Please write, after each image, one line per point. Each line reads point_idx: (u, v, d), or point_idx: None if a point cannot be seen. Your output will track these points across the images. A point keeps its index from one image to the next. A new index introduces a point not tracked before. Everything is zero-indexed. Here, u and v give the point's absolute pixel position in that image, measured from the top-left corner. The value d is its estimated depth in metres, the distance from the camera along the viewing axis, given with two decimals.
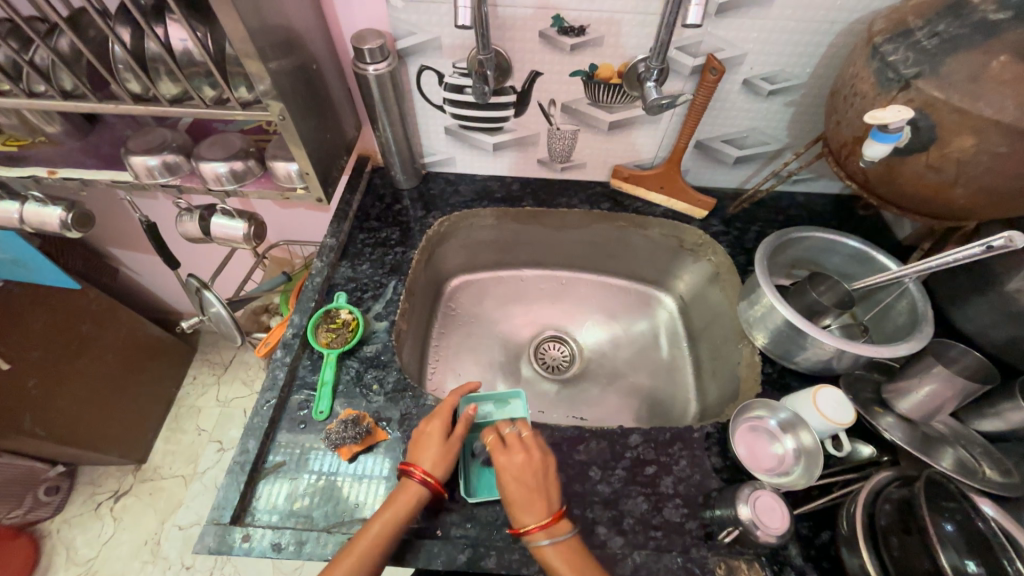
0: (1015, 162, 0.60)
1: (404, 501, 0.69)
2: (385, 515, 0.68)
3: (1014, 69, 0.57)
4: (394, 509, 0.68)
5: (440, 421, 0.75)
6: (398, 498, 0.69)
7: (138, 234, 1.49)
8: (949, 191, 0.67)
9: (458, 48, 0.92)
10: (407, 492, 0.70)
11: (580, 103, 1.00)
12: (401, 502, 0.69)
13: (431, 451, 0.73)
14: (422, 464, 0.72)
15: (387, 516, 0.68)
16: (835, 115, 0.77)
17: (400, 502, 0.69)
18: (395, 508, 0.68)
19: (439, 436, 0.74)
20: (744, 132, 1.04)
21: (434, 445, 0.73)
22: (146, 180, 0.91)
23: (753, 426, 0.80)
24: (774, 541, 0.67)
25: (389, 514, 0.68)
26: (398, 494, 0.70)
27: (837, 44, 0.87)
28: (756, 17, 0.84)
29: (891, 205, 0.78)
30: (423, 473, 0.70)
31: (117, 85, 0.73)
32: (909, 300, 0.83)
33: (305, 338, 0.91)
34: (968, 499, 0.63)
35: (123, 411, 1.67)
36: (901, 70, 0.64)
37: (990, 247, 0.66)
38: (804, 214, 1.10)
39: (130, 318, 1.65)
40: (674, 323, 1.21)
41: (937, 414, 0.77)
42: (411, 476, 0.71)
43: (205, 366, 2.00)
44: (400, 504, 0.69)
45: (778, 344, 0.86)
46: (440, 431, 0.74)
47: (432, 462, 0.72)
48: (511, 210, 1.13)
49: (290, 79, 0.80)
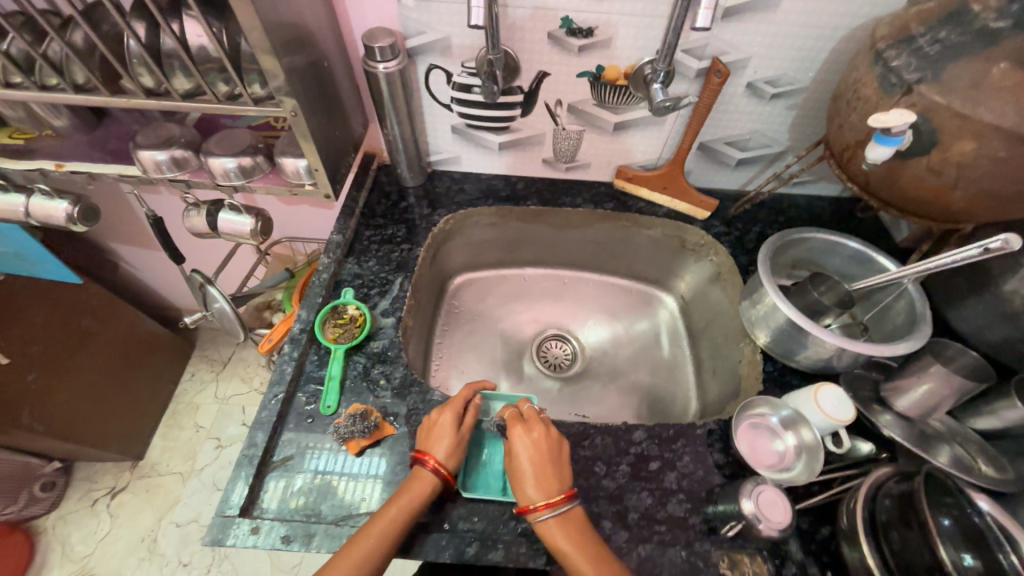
0: (1013, 166, 0.62)
1: (417, 488, 0.70)
2: (399, 501, 0.69)
3: (1013, 76, 0.59)
4: (408, 495, 0.70)
5: (452, 413, 0.76)
6: (411, 486, 0.70)
7: (140, 228, 1.48)
8: (948, 194, 0.69)
9: (467, 48, 0.93)
10: (419, 480, 0.71)
11: (586, 103, 1.02)
12: (415, 490, 0.70)
13: (443, 440, 0.74)
14: (433, 454, 0.73)
15: (401, 502, 0.69)
16: (837, 119, 0.79)
17: (413, 489, 0.70)
18: (408, 494, 0.70)
19: (450, 427, 0.75)
20: (746, 135, 1.05)
21: (445, 435, 0.75)
22: (154, 174, 0.91)
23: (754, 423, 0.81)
24: (776, 534, 0.68)
25: (403, 501, 0.69)
26: (411, 482, 0.71)
27: (839, 50, 0.89)
28: (761, 21, 0.86)
29: (892, 208, 0.80)
30: (437, 462, 0.72)
31: (130, 80, 0.74)
32: (907, 300, 0.85)
33: (312, 333, 0.91)
34: (965, 495, 0.65)
35: (122, 406, 1.66)
36: (903, 75, 0.66)
37: (987, 249, 0.67)
38: (804, 216, 1.12)
39: (130, 314, 1.65)
40: (675, 323, 1.22)
41: (933, 413, 0.79)
42: (423, 465, 0.72)
43: (203, 362, 1.99)
44: (413, 491, 0.70)
45: (780, 343, 0.87)
46: (451, 422, 0.76)
47: (444, 451, 0.73)
48: (516, 209, 1.14)
49: (302, 76, 0.80)
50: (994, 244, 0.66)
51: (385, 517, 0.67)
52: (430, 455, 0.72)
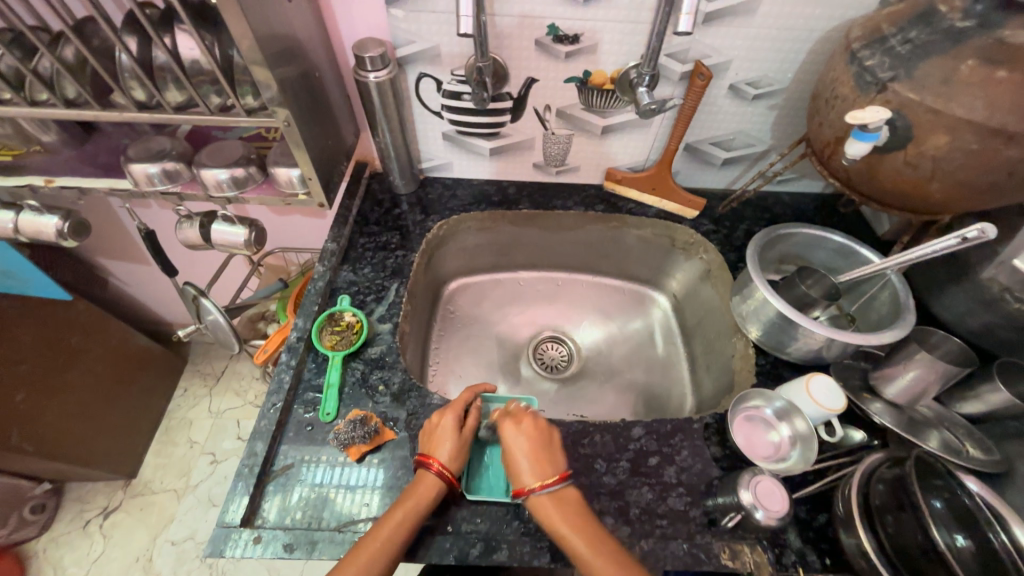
0: (985, 158, 0.64)
1: (423, 490, 0.70)
2: (405, 503, 0.70)
3: (981, 71, 0.62)
4: (414, 497, 0.70)
5: (452, 415, 0.77)
6: (417, 489, 0.71)
7: (129, 243, 1.47)
8: (926, 186, 0.71)
9: (456, 56, 0.95)
10: (424, 483, 0.71)
11: (574, 108, 1.04)
12: (419, 492, 0.70)
13: (447, 443, 0.75)
14: (438, 457, 0.73)
15: (409, 505, 0.69)
16: (817, 117, 0.82)
17: (419, 492, 0.70)
18: (414, 495, 0.70)
19: (451, 429, 0.76)
20: (731, 134, 1.08)
21: (448, 437, 0.75)
22: (145, 188, 0.91)
23: (749, 416, 0.83)
24: (776, 523, 0.69)
25: (409, 503, 0.69)
26: (416, 485, 0.71)
27: (817, 51, 0.92)
28: (740, 25, 0.88)
29: (872, 201, 0.83)
30: (441, 465, 0.72)
31: (121, 93, 0.74)
32: (891, 290, 0.87)
33: (310, 341, 0.91)
34: (953, 476, 0.67)
35: (113, 424, 1.64)
36: (877, 74, 0.69)
37: (965, 239, 0.70)
38: (790, 213, 1.14)
39: (120, 330, 1.63)
40: (668, 321, 1.24)
41: (921, 399, 0.81)
42: (427, 468, 0.72)
43: (196, 377, 1.97)
44: (418, 494, 0.71)
45: (771, 336, 0.89)
46: (452, 425, 0.76)
47: (447, 454, 0.74)
48: (509, 213, 1.16)
49: (294, 86, 0.81)
50: (972, 233, 0.69)
51: (391, 519, 0.68)
52: (435, 458, 0.73)
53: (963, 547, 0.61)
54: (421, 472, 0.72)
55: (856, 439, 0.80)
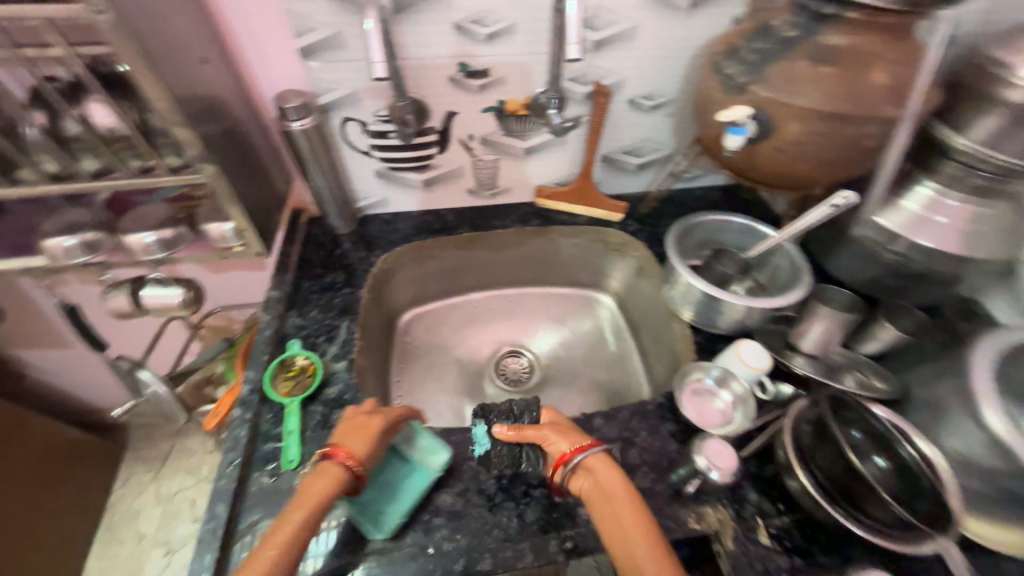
0: (832, 136, 0.78)
1: (327, 481, 0.70)
2: (306, 497, 0.68)
3: (812, 68, 0.76)
4: (318, 492, 0.69)
5: (381, 418, 0.78)
6: (321, 481, 0.70)
7: (48, 326, 1.36)
8: (795, 165, 0.84)
9: (377, 99, 1.01)
10: (331, 475, 0.70)
11: (496, 134, 1.12)
12: (325, 487, 0.69)
13: (357, 436, 0.75)
14: (345, 449, 0.73)
15: (315, 499, 0.68)
16: (702, 119, 0.94)
17: (323, 484, 0.69)
18: (317, 487, 0.69)
19: (370, 429, 0.76)
20: (638, 143, 1.20)
21: (352, 432, 0.76)
22: (64, 261, 0.87)
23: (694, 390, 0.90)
24: (729, 478, 0.76)
25: (312, 498, 0.68)
26: (320, 478, 0.70)
27: (693, 64, 1.06)
28: (626, 48, 1.01)
29: (762, 185, 0.95)
30: (348, 461, 0.72)
31: (31, 167, 0.72)
32: (790, 258, 1.01)
33: (263, 391, 0.89)
34: (863, 407, 0.79)
35: (43, 531, 1.46)
36: (737, 79, 0.82)
37: (835, 207, 0.83)
38: (702, 205, 1.28)
39: (43, 423, 1.48)
40: (617, 319, 1.32)
41: (833, 347, 0.93)
42: (333, 461, 0.72)
43: (140, 463, 1.80)
44: (322, 487, 0.69)
45: (702, 313, 0.99)
46: (375, 425, 0.77)
47: (357, 447, 0.74)
48: (451, 239, 1.21)
49: (217, 142, 0.83)
50: (841, 199, 0.82)
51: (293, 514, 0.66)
52: (344, 450, 0.73)
53: (879, 464, 0.76)
54: (327, 465, 0.72)
55: (787, 394, 0.88)
